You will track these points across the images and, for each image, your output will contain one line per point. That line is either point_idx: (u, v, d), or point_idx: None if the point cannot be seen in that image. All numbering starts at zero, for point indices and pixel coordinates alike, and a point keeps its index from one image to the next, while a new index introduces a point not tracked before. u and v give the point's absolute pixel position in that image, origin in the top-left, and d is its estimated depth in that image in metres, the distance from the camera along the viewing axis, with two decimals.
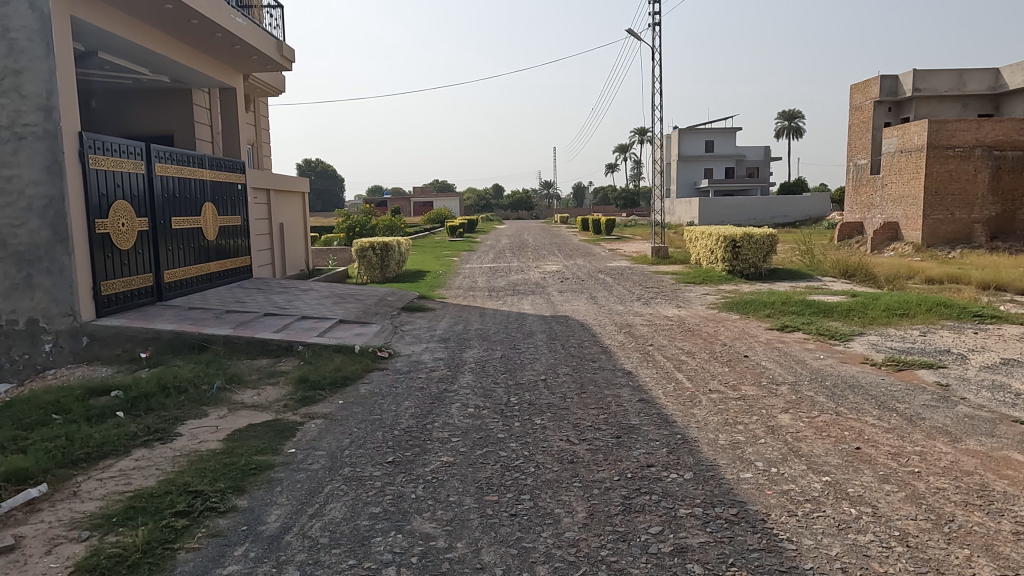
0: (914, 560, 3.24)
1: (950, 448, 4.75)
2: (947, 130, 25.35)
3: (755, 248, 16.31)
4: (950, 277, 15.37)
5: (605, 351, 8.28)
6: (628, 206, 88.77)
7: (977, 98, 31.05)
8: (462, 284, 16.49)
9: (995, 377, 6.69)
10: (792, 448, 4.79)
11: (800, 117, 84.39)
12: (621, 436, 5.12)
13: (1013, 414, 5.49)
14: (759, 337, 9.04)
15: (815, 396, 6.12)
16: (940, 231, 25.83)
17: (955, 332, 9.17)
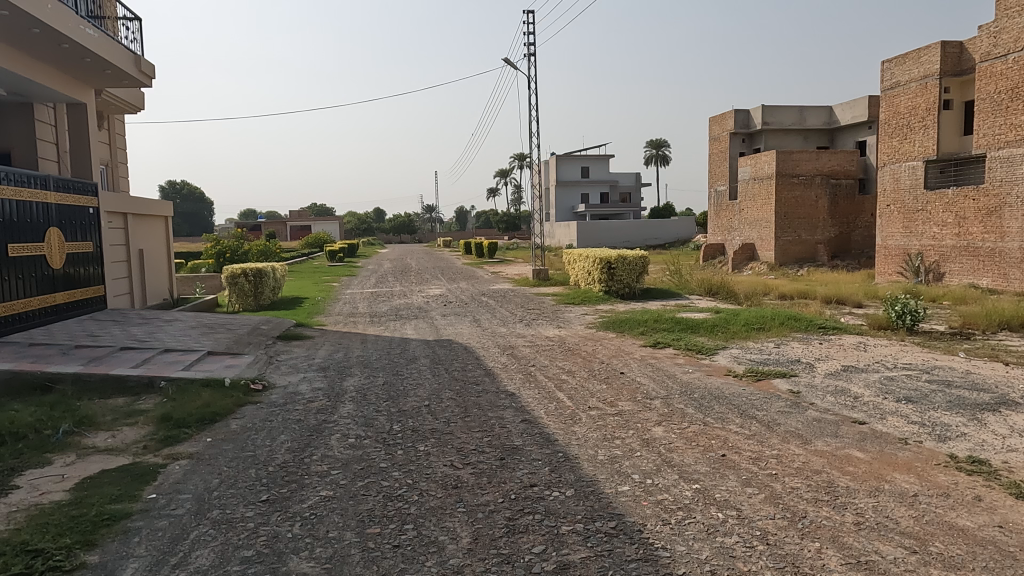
0: (773, 556, 3.49)
1: (802, 449, 5.20)
2: (792, 160, 28.03)
3: (628, 269, 17.12)
4: (799, 293, 16.94)
5: (488, 374, 8.33)
6: (509, 229, 90.59)
7: (816, 132, 34.53)
8: (342, 310, 16.04)
9: (837, 382, 7.43)
10: (664, 459, 5.04)
11: (667, 147, 89.91)
12: (504, 458, 5.16)
13: (853, 416, 6.10)
14: (634, 354, 9.47)
15: (685, 408, 6.49)
16: (790, 251, 28.36)
17: (804, 343, 10.10)
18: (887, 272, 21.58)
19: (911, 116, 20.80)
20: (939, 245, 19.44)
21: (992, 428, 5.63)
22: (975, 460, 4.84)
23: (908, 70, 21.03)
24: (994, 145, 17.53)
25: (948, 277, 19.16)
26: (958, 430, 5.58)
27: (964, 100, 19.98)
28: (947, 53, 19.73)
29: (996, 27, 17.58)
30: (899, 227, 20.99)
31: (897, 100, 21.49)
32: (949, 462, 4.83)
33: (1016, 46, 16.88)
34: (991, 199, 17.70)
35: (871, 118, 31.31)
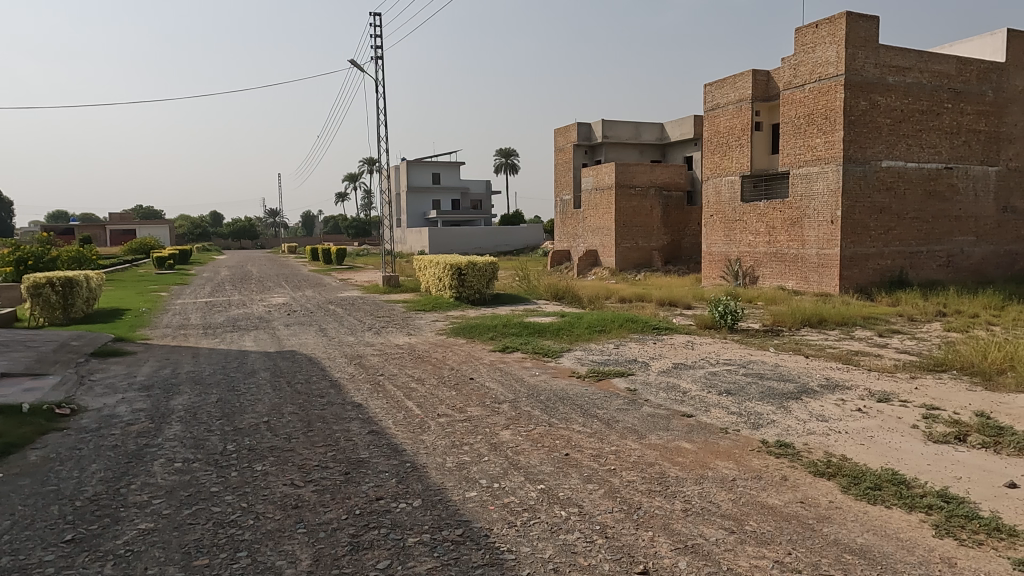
0: (611, 549, 3.66)
1: (638, 444, 5.53)
2: (630, 172, 29.93)
3: (479, 275, 17.33)
4: (637, 296, 18.12)
5: (333, 385, 8.00)
6: (360, 235, 88.29)
7: (649, 147, 37.05)
8: (171, 322, 14.67)
9: (668, 379, 8.02)
10: (511, 461, 5.13)
11: (515, 156, 92.27)
12: (349, 472, 4.97)
13: (682, 410, 6.60)
14: (483, 359, 9.59)
15: (531, 410, 6.66)
16: (629, 257, 30.19)
17: (640, 343, 10.79)
18: (711, 276, 23.69)
19: (729, 135, 23.00)
20: (754, 251, 21.68)
21: (795, 414, 6.34)
22: (782, 443, 5.42)
23: (726, 94, 23.25)
24: (796, 164, 19.87)
25: (761, 279, 21.41)
26: (768, 418, 6.21)
27: (772, 123, 22.39)
28: (758, 80, 22.01)
29: (795, 60, 19.91)
30: (721, 235, 23.14)
31: (717, 121, 23.70)
32: (762, 447, 5.36)
33: (811, 77, 19.25)
34: (794, 211, 20.05)
35: (697, 136, 34.26)
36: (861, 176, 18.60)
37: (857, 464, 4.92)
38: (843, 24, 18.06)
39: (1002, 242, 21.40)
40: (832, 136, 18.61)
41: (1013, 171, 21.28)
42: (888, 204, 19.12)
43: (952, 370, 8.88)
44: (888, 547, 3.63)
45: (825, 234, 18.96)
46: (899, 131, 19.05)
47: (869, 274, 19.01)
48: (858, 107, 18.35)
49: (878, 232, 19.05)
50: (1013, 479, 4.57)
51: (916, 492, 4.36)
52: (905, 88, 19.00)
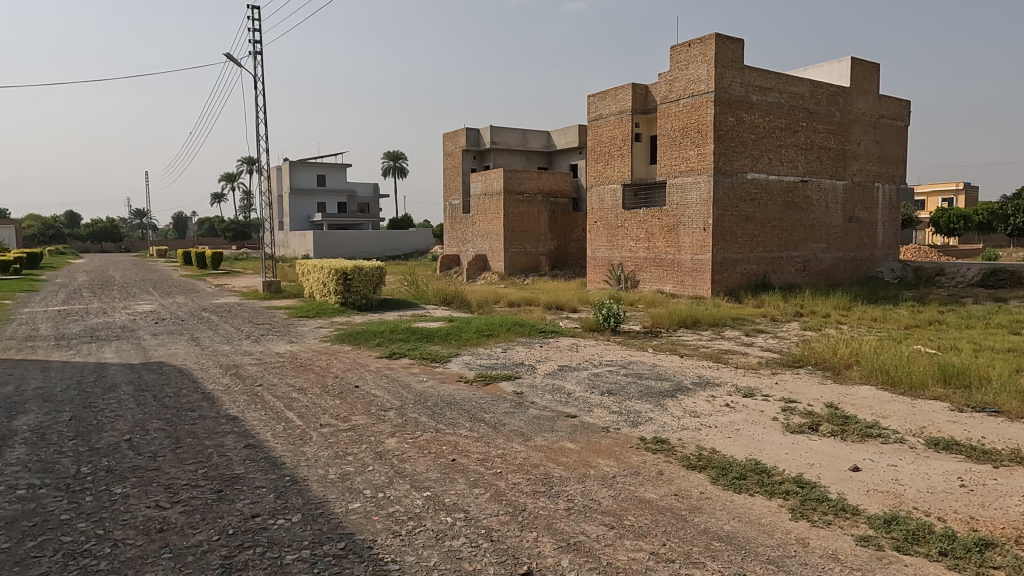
0: (496, 552, 3.68)
1: (524, 446, 5.61)
2: (517, 178, 30.41)
3: (365, 280, 16.95)
4: (525, 300, 18.43)
5: (206, 398, 7.51)
6: (238, 238, 83.59)
7: (536, 154, 37.83)
8: (15, 333, 13.19)
9: (553, 381, 8.20)
10: (396, 470, 5.04)
11: (404, 160, 91.09)
12: (223, 490, 4.68)
13: (567, 411, 6.77)
14: (369, 366, 9.37)
15: (418, 417, 6.57)
16: (517, 262, 30.63)
17: (527, 346, 10.97)
18: (596, 281, 24.50)
19: (611, 145, 23.88)
20: (635, 257, 22.67)
21: (670, 411, 6.68)
22: (658, 439, 5.70)
23: (608, 105, 24.13)
24: (672, 174, 21.00)
25: (642, 283, 22.42)
26: (647, 416, 6.50)
27: (651, 135, 23.45)
28: (636, 93, 22.96)
29: (670, 76, 21.02)
30: (604, 241, 24.02)
31: (600, 130, 24.54)
32: (639, 444, 5.61)
33: (685, 93, 20.42)
34: (670, 219, 21.18)
35: (581, 144, 35.39)
36: (729, 187, 19.98)
37: (725, 456, 5.26)
38: (712, 44, 19.34)
39: (849, 249, 23.76)
40: (703, 149, 19.84)
41: (857, 185, 23.70)
42: (753, 213, 20.68)
43: (808, 365, 9.70)
44: (751, 532, 3.90)
45: (698, 241, 20.19)
46: (762, 146, 20.66)
47: (737, 278, 20.44)
48: (727, 123, 19.71)
49: (745, 239, 20.55)
50: (856, 463, 5.07)
51: (775, 479, 4.73)
52: (767, 107, 20.65)
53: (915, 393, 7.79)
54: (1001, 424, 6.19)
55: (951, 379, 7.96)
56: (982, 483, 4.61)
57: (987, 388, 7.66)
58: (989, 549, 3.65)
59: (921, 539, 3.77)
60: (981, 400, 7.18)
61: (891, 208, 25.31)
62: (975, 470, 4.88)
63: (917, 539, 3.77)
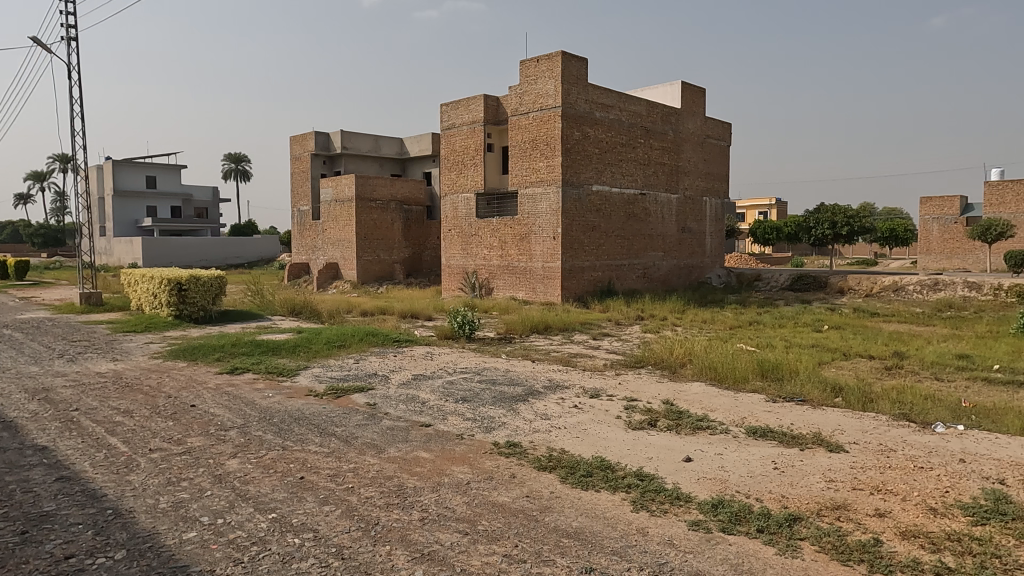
0: (348, 569, 3.57)
1: (377, 458, 5.50)
2: (369, 185, 29.81)
3: (202, 290, 15.77)
4: (378, 309, 18.07)
5: (6, 428, 6.55)
6: (49, 245, 74.15)
7: (389, 161, 37.26)
8: None
9: (407, 391, 8.10)
10: (238, 493, 4.72)
11: (247, 163, 85.83)
12: (29, 531, 4.12)
13: (421, 420, 6.73)
14: (207, 383, 8.70)
15: (263, 435, 6.20)
16: (371, 270, 29.98)
17: (381, 356, 10.76)
18: (450, 288, 24.57)
19: (464, 154, 23.99)
20: (488, 264, 23.04)
21: (523, 415, 6.85)
22: (511, 443, 5.83)
23: (460, 115, 24.21)
24: (523, 184, 21.63)
25: (495, 291, 22.83)
26: (500, 420, 6.64)
27: (502, 146, 23.98)
28: (488, 104, 23.34)
29: (520, 90, 21.64)
30: (459, 249, 24.18)
31: (453, 139, 24.59)
32: (493, 449, 5.70)
33: (534, 107, 21.12)
34: (522, 227, 21.78)
35: (435, 153, 35.40)
36: (576, 198, 20.97)
37: (573, 455, 5.50)
38: (559, 62, 20.23)
39: (683, 257, 25.83)
40: (552, 161, 20.65)
41: (688, 199, 25.86)
42: (598, 224, 21.85)
43: (649, 366, 10.39)
44: (597, 526, 4.10)
45: (549, 249, 20.96)
46: (605, 160, 21.93)
47: (584, 284, 21.47)
48: (573, 137, 20.68)
49: (591, 248, 21.66)
50: (688, 454, 5.52)
51: (619, 474, 5.02)
52: (609, 123, 21.95)
53: (738, 386, 8.63)
54: (807, 411, 7.03)
55: (768, 373, 8.93)
56: (792, 465, 5.20)
57: (796, 379, 8.68)
58: (797, 522, 4.13)
59: (743, 519, 4.18)
60: (791, 391, 8.12)
61: (717, 220, 27.87)
62: (786, 454, 5.50)
63: (739, 520, 4.17)
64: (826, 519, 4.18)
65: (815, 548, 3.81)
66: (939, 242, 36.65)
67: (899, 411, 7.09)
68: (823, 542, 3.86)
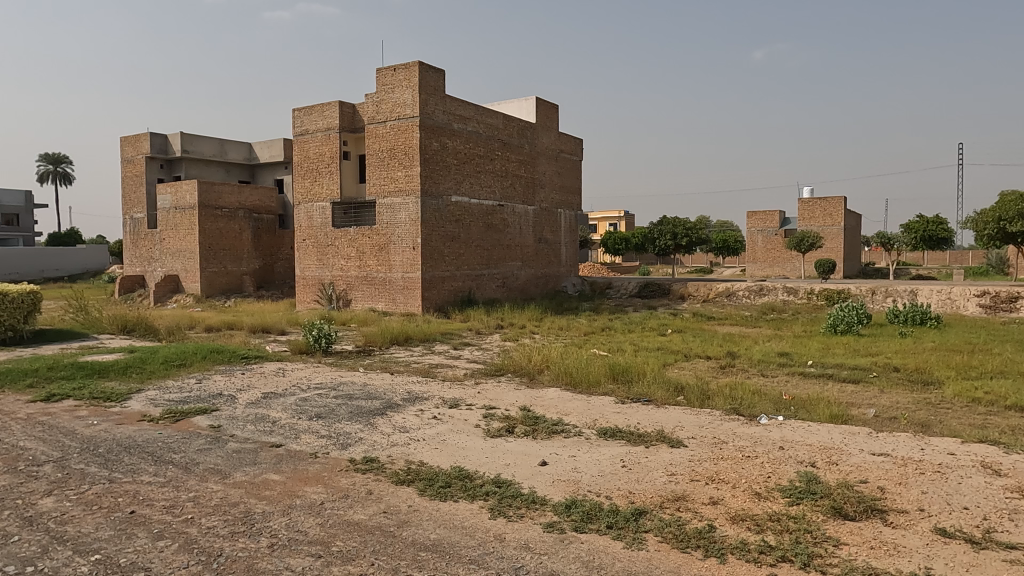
0: None
1: (220, 485, 5.12)
2: (214, 192, 27.89)
3: (13, 307, 13.90)
4: (225, 324, 16.91)
5: None
6: None
7: (237, 166, 34.55)
8: None
9: (257, 410, 7.63)
10: (55, 535, 4.19)
11: (69, 165, 77.12)
12: None
13: (272, 440, 6.37)
14: (17, 413, 7.65)
15: (85, 469, 5.55)
16: (216, 282, 28.01)
17: (227, 375, 10.06)
18: (305, 300, 23.53)
19: (318, 161, 23.02)
20: (346, 276, 22.36)
21: (381, 429, 6.71)
22: (368, 459, 5.68)
23: (314, 121, 23.18)
24: (381, 194, 21.26)
25: (354, 302, 22.20)
26: (356, 436, 6.45)
27: (359, 154, 23.41)
28: (345, 111, 22.43)
29: (377, 98, 21.28)
30: (314, 259, 23.24)
31: (306, 146, 23.46)
32: (349, 466, 5.52)
33: (391, 116, 20.86)
34: (380, 238, 21.38)
35: (288, 160, 33.24)
36: (435, 208, 20.96)
37: (432, 467, 5.47)
38: (416, 71, 20.17)
39: (540, 266, 26.66)
40: (410, 171, 20.49)
41: (544, 210, 26.75)
42: (457, 234, 21.99)
43: (508, 373, 10.59)
44: (455, 537, 4.11)
45: (409, 260, 20.75)
46: (464, 171, 22.14)
47: (444, 294, 21.49)
48: (431, 148, 20.69)
49: (450, 258, 21.74)
50: (544, 458, 5.68)
51: (477, 482, 5.06)
52: (467, 135, 22.21)
53: (591, 390, 9.04)
54: (652, 410, 7.51)
55: (618, 375, 9.43)
56: (638, 462, 5.53)
57: (643, 380, 9.24)
58: (643, 516, 4.39)
59: (594, 517, 4.37)
60: (638, 392, 8.64)
61: (571, 231, 29.06)
62: (633, 451, 5.84)
63: (591, 518, 4.36)
64: (667, 511, 4.48)
65: (657, 539, 4.07)
66: (763, 252, 40.77)
67: (730, 406, 7.79)
68: (665, 532, 4.13)
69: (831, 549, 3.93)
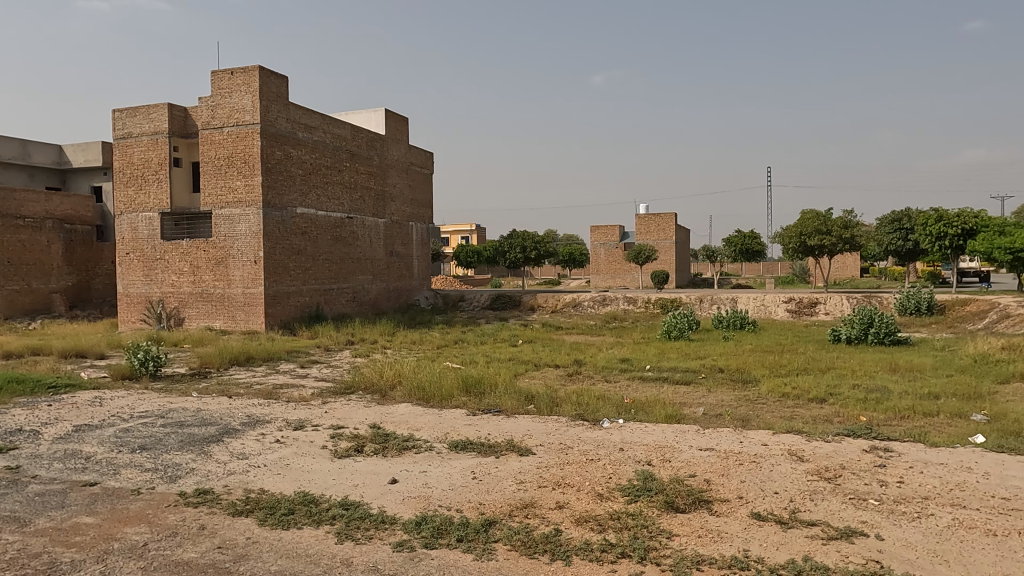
0: None
1: (18, 535, 4.47)
2: (15, 199, 24.65)
3: None
4: (29, 349, 14.87)
5: None
6: None
7: (43, 172, 29.72)
8: None
9: (67, 446, 6.76)
10: None
11: None
12: None
13: (84, 479, 5.67)
14: None
15: None
16: (18, 301, 24.57)
17: (29, 408, 8.82)
18: (129, 320, 21.31)
19: (143, 167, 20.98)
20: (178, 292, 20.58)
21: (216, 457, 6.23)
22: (201, 491, 5.24)
23: (138, 123, 21.06)
24: (217, 204, 19.85)
25: (187, 321, 20.47)
26: (187, 467, 5.93)
27: (192, 160, 21.73)
28: (175, 115, 20.65)
29: (212, 102, 19.88)
30: (139, 275, 21.14)
31: (129, 150, 21.25)
32: (178, 500, 5.06)
33: (228, 121, 19.57)
34: (217, 251, 19.93)
35: (108, 164, 29.23)
36: (279, 220, 19.97)
37: (273, 494, 5.16)
38: (257, 76, 19.14)
39: (391, 280, 26.26)
40: (250, 180, 19.34)
41: (394, 223, 26.43)
42: (304, 247, 21.09)
43: (359, 391, 10.27)
44: (298, 566, 3.90)
45: (250, 274, 19.54)
46: (310, 182, 21.30)
47: (290, 310, 20.47)
48: (274, 156, 19.69)
49: (296, 272, 20.80)
50: (394, 475, 5.57)
51: (323, 506, 4.85)
52: (313, 144, 21.41)
53: (444, 403, 9.02)
54: (502, 421, 7.66)
55: (470, 388, 9.51)
56: (488, 472, 5.60)
57: (494, 392, 9.38)
58: (492, 526, 4.44)
59: (444, 531, 4.35)
60: (489, 403, 8.76)
61: (422, 244, 28.95)
62: (483, 462, 5.91)
63: (441, 533, 4.34)
64: (516, 519, 4.58)
65: (507, 547, 4.14)
66: (606, 264, 43.17)
67: (576, 412, 8.14)
68: (514, 540, 4.21)
69: (665, 541, 4.22)
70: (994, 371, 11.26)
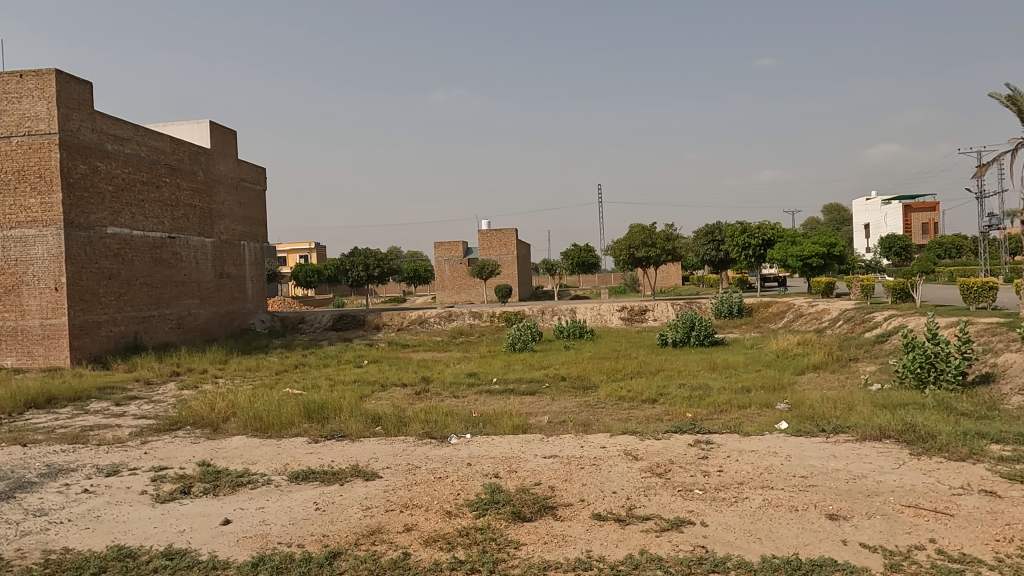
0: None
1: None
2: None
3: None
4: None
5: None
6: None
7: None
8: None
9: None
10: None
11: None
12: None
13: None
14: None
15: None
16: None
17: None
18: None
19: None
20: None
21: (6, 518, 5.37)
22: None
23: None
24: (5, 224, 17.30)
25: None
26: None
27: None
28: None
29: None
30: None
31: None
32: None
33: (18, 130, 17.17)
34: (7, 278, 17.36)
35: None
36: (85, 241, 17.84)
37: (80, 553, 4.53)
38: (53, 81, 17.03)
39: (222, 303, 24.44)
40: (48, 197, 17.11)
41: (224, 242, 24.66)
42: (117, 270, 19.01)
43: (186, 426, 9.39)
44: None
45: (49, 303, 17.22)
46: (122, 199, 19.29)
47: (102, 341, 18.31)
48: (77, 170, 17.58)
49: (108, 298, 18.68)
50: (227, 515, 5.15)
51: (142, 560, 4.35)
52: (125, 157, 19.43)
53: (284, 432, 8.52)
54: (347, 446, 7.38)
55: (313, 414, 9.07)
56: (332, 501, 5.36)
57: (339, 416, 9.01)
58: (337, 557, 4.25)
59: (285, 570, 4.09)
60: (333, 429, 8.41)
61: (255, 264, 27.26)
62: (328, 491, 5.65)
63: (281, 572, 4.07)
64: (363, 546, 4.42)
65: None
66: (451, 280, 43.40)
67: (424, 431, 8.04)
68: (361, 569, 4.06)
69: (513, 551, 4.28)
70: (792, 364, 12.80)
